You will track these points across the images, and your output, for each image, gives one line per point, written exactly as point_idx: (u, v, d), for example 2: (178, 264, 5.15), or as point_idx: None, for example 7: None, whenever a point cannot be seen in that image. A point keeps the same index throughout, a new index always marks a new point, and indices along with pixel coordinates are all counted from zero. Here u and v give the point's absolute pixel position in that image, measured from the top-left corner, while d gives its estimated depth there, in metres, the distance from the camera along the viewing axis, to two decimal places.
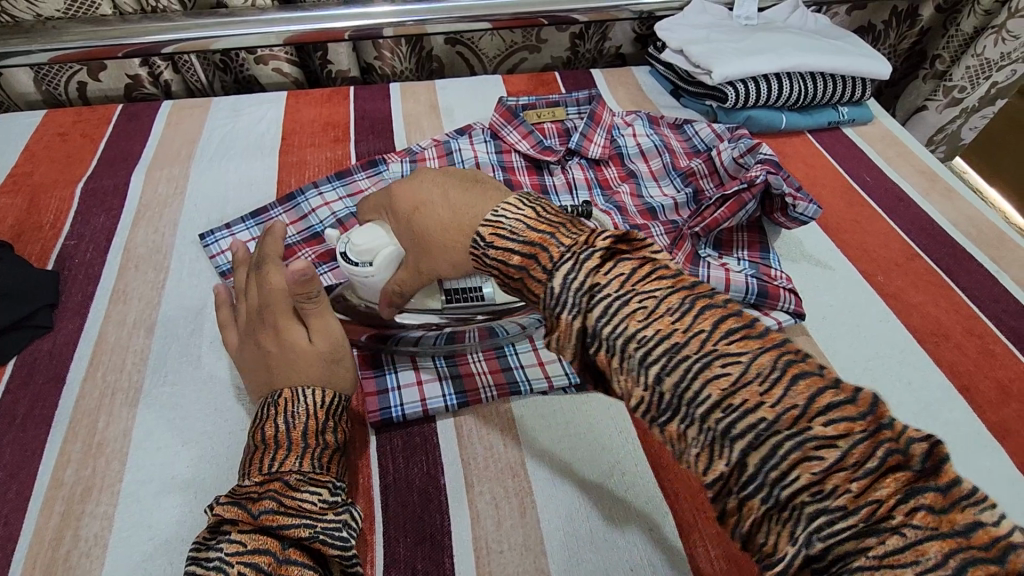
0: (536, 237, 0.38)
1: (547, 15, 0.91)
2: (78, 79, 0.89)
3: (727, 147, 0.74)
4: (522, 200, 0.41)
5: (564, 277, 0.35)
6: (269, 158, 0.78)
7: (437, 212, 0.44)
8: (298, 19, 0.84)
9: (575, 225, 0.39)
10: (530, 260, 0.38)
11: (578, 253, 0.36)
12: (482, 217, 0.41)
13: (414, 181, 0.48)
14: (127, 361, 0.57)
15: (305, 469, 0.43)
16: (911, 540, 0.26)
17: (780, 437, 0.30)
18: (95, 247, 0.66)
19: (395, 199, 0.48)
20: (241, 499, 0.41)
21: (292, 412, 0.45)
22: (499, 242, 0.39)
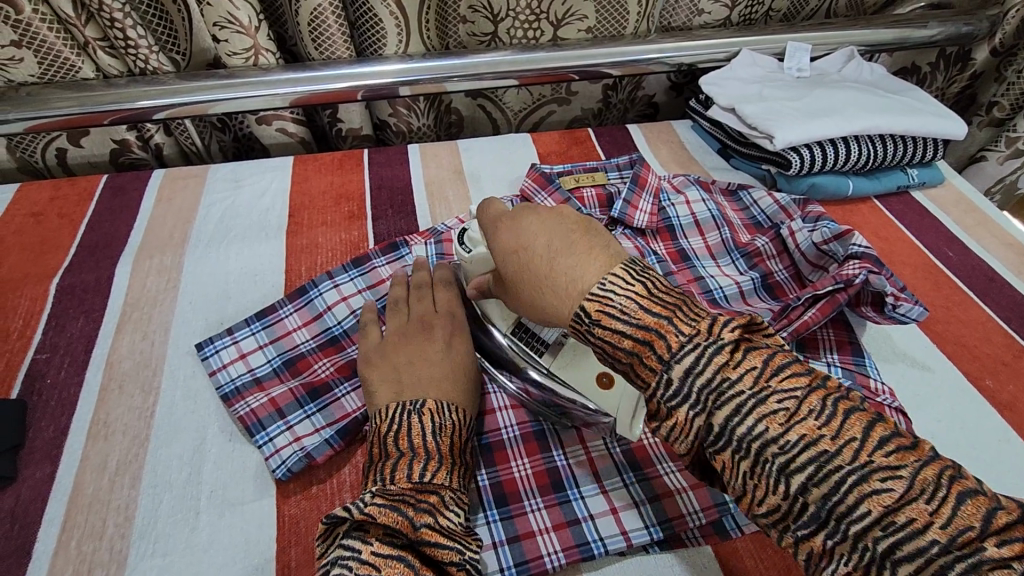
0: (652, 321, 0.34)
1: (579, 70, 0.82)
2: (56, 145, 0.79)
3: (801, 227, 0.65)
4: (630, 270, 0.35)
5: (684, 371, 0.33)
6: (276, 240, 0.69)
7: (536, 263, 0.37)
8: (305, 80, 0.75)
9: (693, 308, 0.34)
10: (642, 346, 0.34)
11: (704, 346, 0.33)
12: (589, 287, 0.35)
13: (522, 215, 0.40)
14: (108, 523, 0.46)
15: (454, 487, 0.42)
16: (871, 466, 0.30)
17: (713, 351, 0.33)
18: (71, 362, 0.56)
19: (497, 230, 0.41)
20: (395, 502, 0.39)
21: (440, 425, 0.45)
22: (608, 322, 0.34)
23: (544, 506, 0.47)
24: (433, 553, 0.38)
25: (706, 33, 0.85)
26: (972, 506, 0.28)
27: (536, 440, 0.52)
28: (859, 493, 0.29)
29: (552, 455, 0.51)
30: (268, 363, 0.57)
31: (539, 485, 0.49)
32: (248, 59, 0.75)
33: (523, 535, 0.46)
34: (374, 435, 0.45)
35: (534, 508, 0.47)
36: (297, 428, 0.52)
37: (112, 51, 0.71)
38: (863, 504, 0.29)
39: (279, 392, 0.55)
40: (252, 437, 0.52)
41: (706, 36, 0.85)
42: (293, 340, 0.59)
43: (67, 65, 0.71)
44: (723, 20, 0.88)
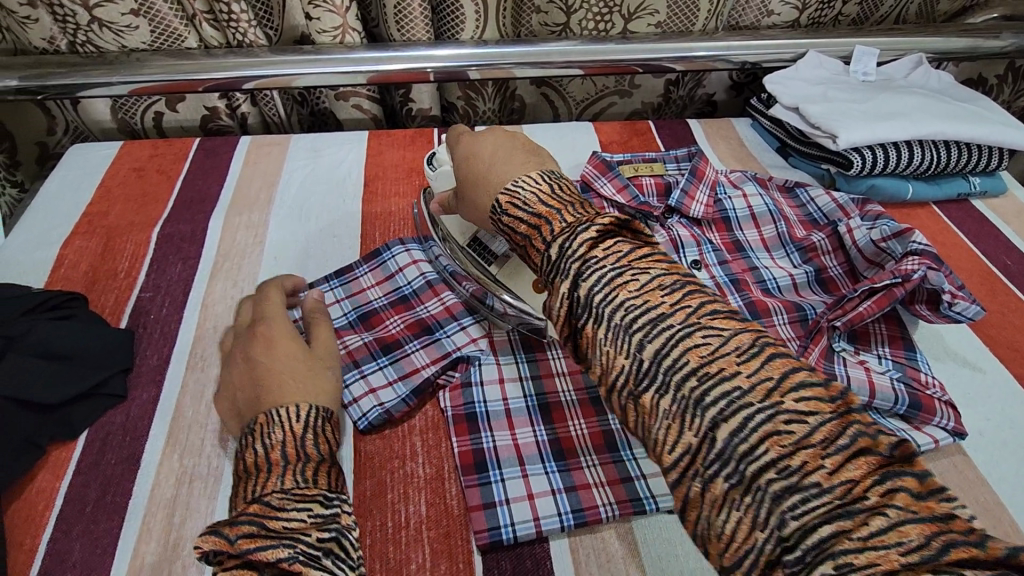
0: (544, 212, 0.43)
1: (643, 64, 0.85)
2: (155, 109, 0.85)
3: (859, 225, 0.66)
4: (542, 176, 0.47)
5: (559, 247, 0.41)
6: (352, 207, 0.74)
7: (480, 167, 0.50)
8: (386, 58, 0.80)
9: (583, 207, 0.43)
10: (534, 230, 0.43)
11: (575, 228, 0.41)
12: (505, 184, 0.47)
13: (478, 138, 0.53)
14: (205, 443, 0.52)
15: (288, 486, 0.42)
16: (800, 426, 0.31)
17: (613, 272, 0.38)
18: (170, 302, 0.62)
19: (457, 150, 0.54)
20: (219, 527, 0.39)
21: (268, 434, 0.45)
22: (512, 211, 0.45)
23: (599, 463, 0.51)
24: (253, 558, 0.36)
25: (773, 33, 0.87)
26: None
27: (593, 405, 0.55)
28: (771, 442, 0.32)
29: (607, 419, 0.53)
30: (345, 315, 0.62)
31: (595, 444, 0.52)
32: (335, 37, 0.80)
33: (580, 486, 0.49)
34: (238, 459, 0.45)
35: (590, 464, 0.50)
36: (371, 378, 0.56)
37: (215, 24, 0.77)
38: (773, 451, 0.31)
39: (354, 342, 0.59)
40: None
41: (773, 36, 0.86)
42: (367, 297, 0.63)
43: (174, 35, 0.78)
44: (791, 21, 0.89)
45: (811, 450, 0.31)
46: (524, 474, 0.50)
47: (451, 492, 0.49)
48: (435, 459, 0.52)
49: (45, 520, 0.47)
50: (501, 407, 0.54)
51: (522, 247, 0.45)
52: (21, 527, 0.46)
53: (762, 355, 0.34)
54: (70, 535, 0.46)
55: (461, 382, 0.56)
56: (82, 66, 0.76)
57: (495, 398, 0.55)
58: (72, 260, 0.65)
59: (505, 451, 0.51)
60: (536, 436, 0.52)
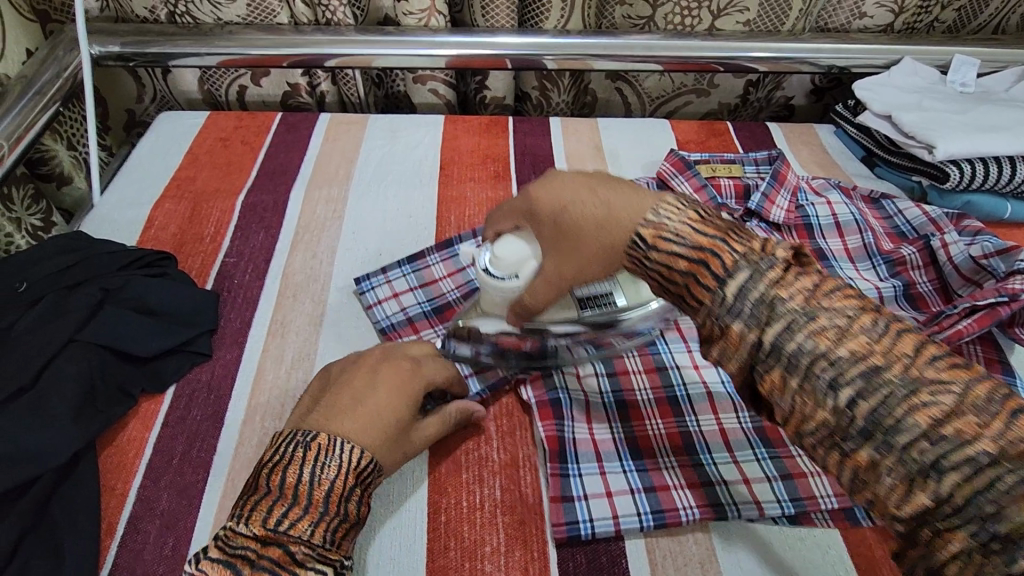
0: (707, 243, 0.37)
1: (725, 63, 0.83)
2: (239, 82, 0.88)
3: (956, 240, 0.63)
4: (678, 200, 0.39)
5: (739, 287, 0.35)
6: (428, 189, 0.74)
7: (589, 204, 0.40)
8: (468, 43, 0.80)
9: (742, 231, 0.37)
10: (698, 265, 0.37)
11: (757, 262, 0.36)
12: (642, 215, 0.38)
13: (551, 177, 0.44)
14: (285, 408, 0.53)
15: (314, 542, 0.39)
16: (946, 398, 0.31)
17: (766, 266, 0.36)
18: (253, 269, 0.63)
19: (533, 202, 0.44)
20: (236, 555, 0.38)
21: (321, 466, 0.40)
22: (664, 246, 0.37)
23: (731, 461, 0.50)
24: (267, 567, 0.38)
25: (866, 38, 0.84)
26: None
27: (669, 405, 0.54)
28: (920, 415, 0.30)
29: (684, 420, 0.53)
30: (419, 305, 0.62)
31: (673, 445, 0.51)
32: (421, 20, 0.81)
33: (658, 487, 0.48)
34: (259, 460, 0.42)
35: (668, 465, 0.50)
36: None
37: (307, 1, 0.79)
38: (924, 424, 0.30)
39: (429, 335, 0.60)
40: None
41: (866, 41, 0.83)
42: (439, 288, 0.64)
43: (267, 9, 0.80)
44: (885, 26, 0.86)
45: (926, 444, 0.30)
46: (601, 472, 0.49)
47: (526, 481, 0.49)
48: (509, 446, 0.51)
49: (135, 467, 0.49)
50: (581, 398, 0.54)
51: (674, 295, 0.38)
52: (112, 472, 0.48)
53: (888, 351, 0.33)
54: (158, 484, 0.48)
55: (541, 374, 0.55)
56: (177, 36, 0.78)
57: (575, 388, 0.54)
58: (161, 223, 0.67)
59: (583, 445, 0.51)
60: (613, 432, 0.52)
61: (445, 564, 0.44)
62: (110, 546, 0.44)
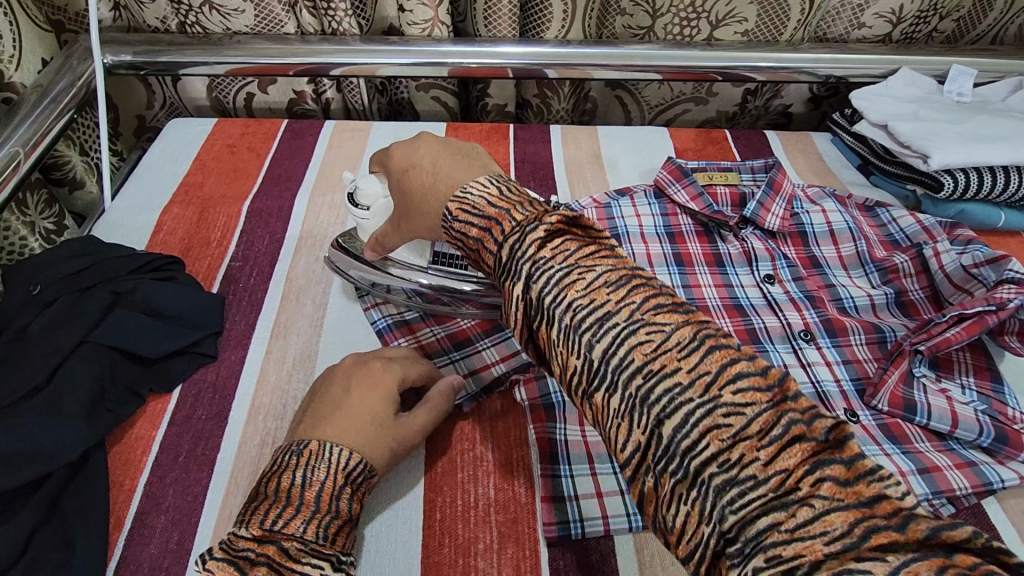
0: (493, 214, 0.41)
1: (723, 72, 0.84)
2: (247, 90, 0.90)
3: (947, 249, 0.64)
4: (491, 181, 0.44)
5: (510, 249, 0.39)
6: None
7: (424, 177, 0.47)
8: (470, 53, 0.81)
9: (531, 204, 0.41)
10: (486, 232, 0.41)
11: (525, 228, 0.39)
12: (455, 190, 0.44)
13: (410, 142, 0.51)
14: (287, 408, 0.54)
15: (309, 536, 0.40)
16: (803, 511, 0.27)
17: (531, 232, 0.38)
18: (258, 273, 0.65)
19: (392, 159, 0.52)
20: (236, 559, 0.38)
21: (313, 467, 0.43)
22: (464, 216, 0.43)
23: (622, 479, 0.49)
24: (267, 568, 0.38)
25: (864, 48, 0.85)
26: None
27: None
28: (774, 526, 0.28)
29: None
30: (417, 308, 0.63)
31: None
32: (424, 30, 0.82)
33: None
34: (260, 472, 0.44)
35: None
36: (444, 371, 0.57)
37: (313, 11, 0.81)
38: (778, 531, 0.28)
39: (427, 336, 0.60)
40: None
41: (864, 51, 0.84)
42: None
43: (275, 20, 0.82)
44: (883, 36, 0.87)
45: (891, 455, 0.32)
46: (593, 473, 0.51)
47: (520, 482, 0.51)
48: (504, 447, 0.53)
49: (142, 464, 0.50)
50: (574, 401, 0.55)
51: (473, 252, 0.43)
52: (121, 469, 0.50)
53: None
54: (164, 481, 0.49)
55: (536, 375, 0.56)
56: (187, 45, 0.80)
57: None
58: (170, 227, 0.69)
59: (576, 447, 0.52)
60: None
61: (439, 561, 0.46)
62: (117, 540, 0.46)
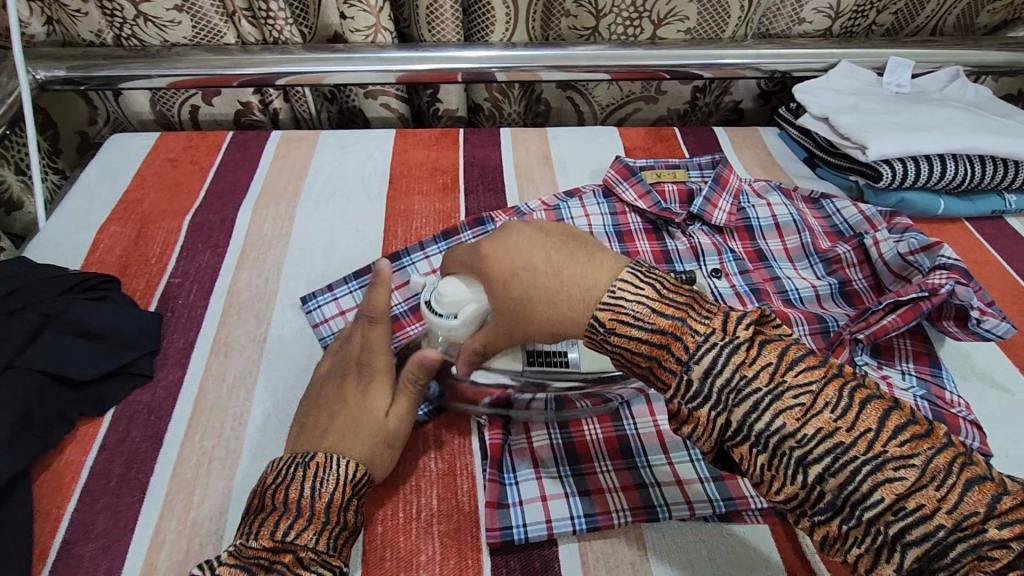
0: (666, 325, 0.38)
1: (671, 70, 0.84)
2: (191, 102, 0.88)
3: (887, 237, 0.65)
4: (635, 275, 0.40)
5: (704, 370, 0.37)
6: (376, 204, 0.75)
7: (542, 279, 0.42)
8: (415, 59, 0.81)
9: (705, 306, 0.39)
10: (660, 350, 0.39)
11: (719, 343, 0.37)
12: (600, 296, 0.40)
13: (509, 237, 0.46)
14: (225, 425, 0.53)
15: (320, 549, 0.41)
16: (908, 471, 0.33)
17: (729, 350, 0.37)
18: (199, 288, 0.64)
19: (486, 262, 0.46)
20: (249, 563, 0.40)
21: (321, 480, 0.43)
22: (623, 329, 0.39)
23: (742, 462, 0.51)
24: None
25: (805, 42, 0.86)
26: (979, 491, 0.32)
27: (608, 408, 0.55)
28: (883, 490, 0.33)
29: (622, 424, 0.54)
30: None
31: (609, 448, 0.52)
32: (367, 36, 0.81)
33: (593, 491, 0.49)
34: (260, 486, 0.45)
35: (604, 469, 0.51)
36: None
37: (253, 21, 0.79)
38: (887, 498, 0.33)
39: None
40: None
41: (804, 46, 0.85)
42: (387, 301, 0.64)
43: (213, 31, 0.80)
44: (823, 30, 0.88)
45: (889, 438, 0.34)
46: (537, 477, 0.50)
47: (464, 489, 0.50)
48: (447, 455, 0.52)
49: (71, 491, 0.49)
50: None
51: (640, 374, 0.41)
52: (48, 497, 0.48)
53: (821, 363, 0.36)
54: (95, 507, 0.48)
55: (494, 387, 0.54)
56: (125, 58, 0.78)
57: None
58: (107, 245, 0.68)
59: (521, 451, 0.52)
60: (551, 438, 0.53)
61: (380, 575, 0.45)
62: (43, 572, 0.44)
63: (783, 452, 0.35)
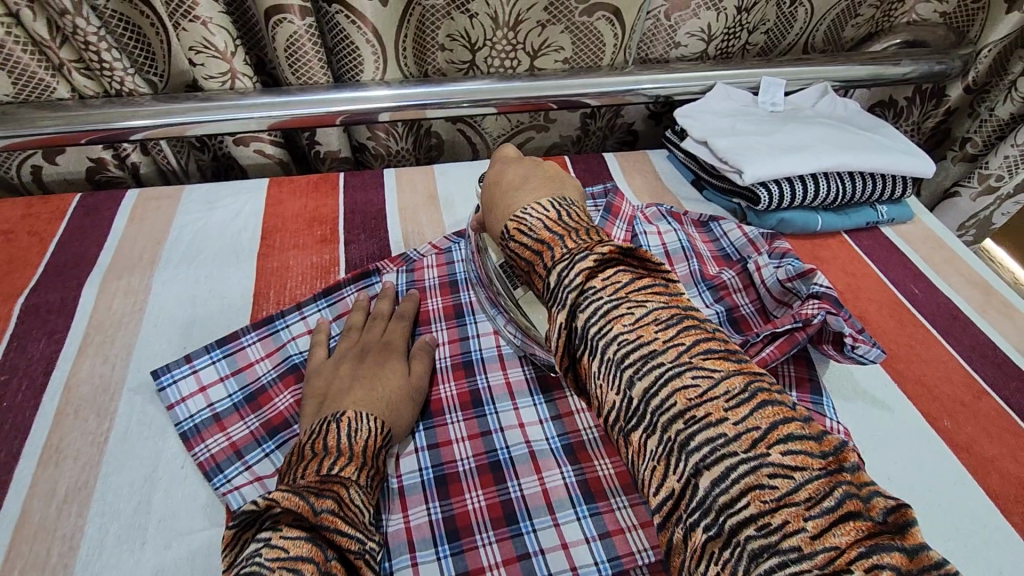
0: (548, 238, 0.39)
1: (556, 100, 0.83)
2: (31, 162, 0.79)
3: (767, 263, 0.65)
4: (551, 204, 0.43)
5: (558, 276, 0.37)
6: (246, 264, 0.69)
7: (494, 195, 0.48)
8: (280, 105, 0.75)
9: (592, 233, 0.39)
10: (538, 257, 0.39)
11: (576, 256, 0.37)
12: (516, 210, 0.43)
13: (502, 167, 0.51)
14: (52, 553, 0.46)
15: (362, 484, 0.45)
16: (785, 483, 0.28)
17: (581, 261, 0.36)
18: (29, 385, 0.56)
19: (485, 179, 0.52)
20: (299, 490, 0.41)
21: (357, 429, 0.47)
22: (519, 237, 0.41)
23: (630, 505, 0.49)
24: (330, 535, 0.39)
25: (683, 66, 0.87)
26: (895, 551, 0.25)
27: (492, 472, 0.52)
28: (754, 497, 0.28)
29: (506, 487, 0.51)
30: (229, 397, 0.57)
31: (494, 518, 0.49)
32: (224, 83, 0.75)
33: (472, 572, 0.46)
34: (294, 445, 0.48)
35: (485, 542, 0.47)
36: (257, 467, 0.52)
37: (88, 73, 0.71)
38: (755, 508, 0.27)
39: (238, 430, 0.54)
40: (209, 480, 0.51)
41: (682, 69, 0.86)
42: (255, 372, 0.59)
43: (41, 85, 0.72)
44: (699, 53, 0.89)
45: (790, 508, 0.27)
46: (413, 563, 0.46)
47: None
48: None
49: None
50: (397, 485, 0.50)
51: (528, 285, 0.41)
52: None
53: (752, 401, 0.30)
54: None
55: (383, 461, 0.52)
56: None
57: (393, 473, 0.51)
58: None
59: (395, 536, 0.47)
60: (430, 514, 0.49)
61: None
62: None
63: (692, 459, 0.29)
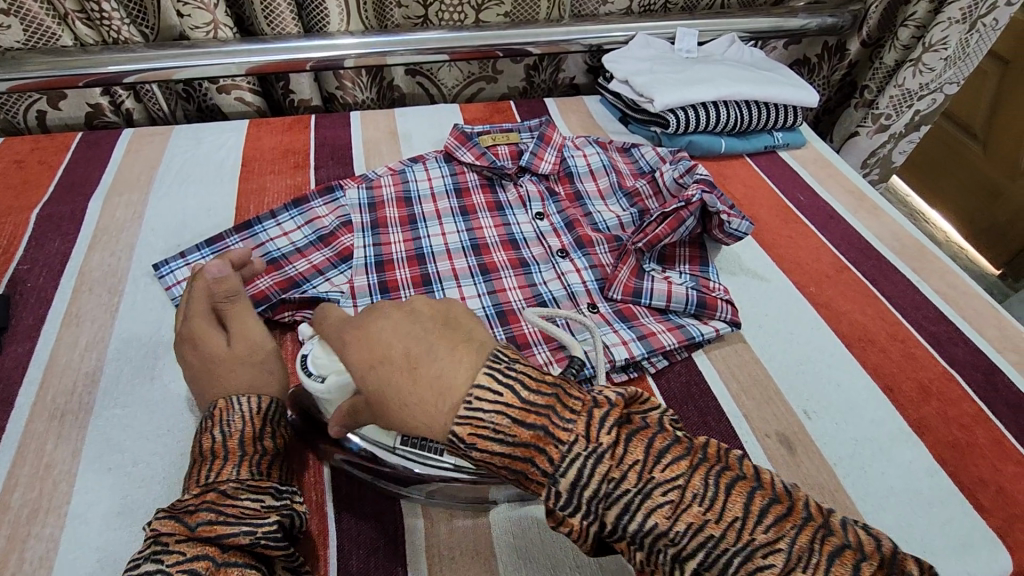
0: (528, 436, 0.35)
1: (502, 48, 0.95)
2: (37, 107, 0.89)
3: (669, 168, 0.79)
4: (490, 373, 0.36)
5: (574, 471, 0.34)
6: (229, 185, 0.81)
7: (397, 377, 0.38)
8: (257, 51, 0.86)
9: (571, 400, 0.36)
10: (526, 461, 0.35)
11: (587, 453, 0.34)
12: (458, 402, 0.36)
13: (370, 323, 0.41)
14: (78, 384, 0.57)
15: (243, 478, 0.42)
16: (774, 556, 0.32)
17: (594, 461, 0.34)
18: (49, 271, 0.67)
19: (348, 345, 0.41)
20: (178, 512, 0.40)
21: (228, 422, 0.46)
22: (484, 444, 0.35)
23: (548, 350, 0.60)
24: (215, 541, 0.38)
25: (611, 19, 1.00)
26: (739, 491, 0.34)
27: None
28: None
29: None
30: None
31: None
32: (208, 33, 0.86)
33: None
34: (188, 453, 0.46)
35: None
36: None
37: (88, 23, 0.83)
38: None
39: None
40: None
41: (610, 21, 0.99)
42: None
43: (48, 33, 0.83)
44: (626, 9, 1.03)
45: (779, 572, 0.32)
46: None
47: None
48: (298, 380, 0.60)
49: None
50: None
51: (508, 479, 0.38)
52: None
53: (719, 492, 0.34)
54: None
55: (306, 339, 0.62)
56: None
57: None
58: None
59: None
60: None
61: None
62: None
63: (625, 530, 0.34)
